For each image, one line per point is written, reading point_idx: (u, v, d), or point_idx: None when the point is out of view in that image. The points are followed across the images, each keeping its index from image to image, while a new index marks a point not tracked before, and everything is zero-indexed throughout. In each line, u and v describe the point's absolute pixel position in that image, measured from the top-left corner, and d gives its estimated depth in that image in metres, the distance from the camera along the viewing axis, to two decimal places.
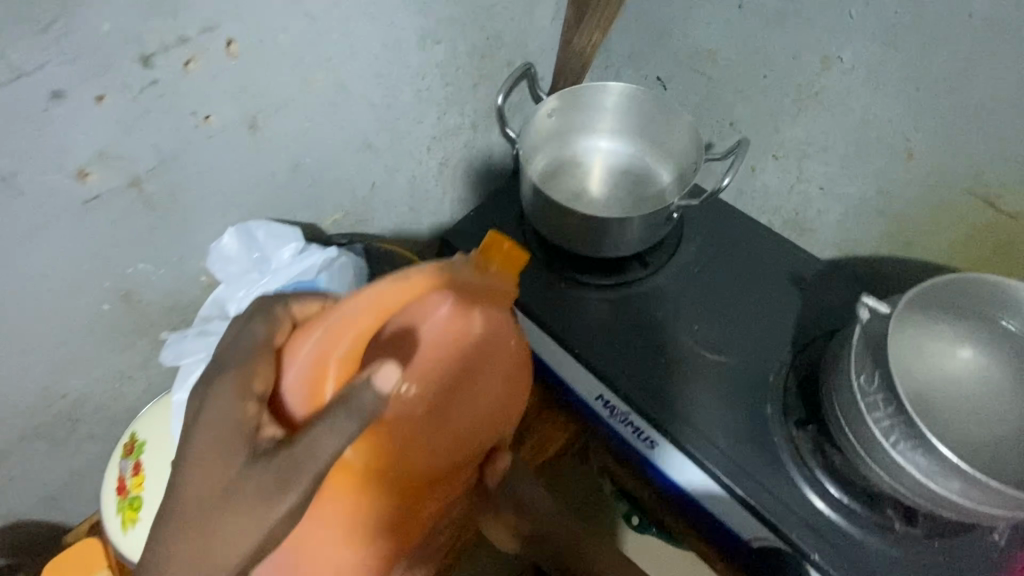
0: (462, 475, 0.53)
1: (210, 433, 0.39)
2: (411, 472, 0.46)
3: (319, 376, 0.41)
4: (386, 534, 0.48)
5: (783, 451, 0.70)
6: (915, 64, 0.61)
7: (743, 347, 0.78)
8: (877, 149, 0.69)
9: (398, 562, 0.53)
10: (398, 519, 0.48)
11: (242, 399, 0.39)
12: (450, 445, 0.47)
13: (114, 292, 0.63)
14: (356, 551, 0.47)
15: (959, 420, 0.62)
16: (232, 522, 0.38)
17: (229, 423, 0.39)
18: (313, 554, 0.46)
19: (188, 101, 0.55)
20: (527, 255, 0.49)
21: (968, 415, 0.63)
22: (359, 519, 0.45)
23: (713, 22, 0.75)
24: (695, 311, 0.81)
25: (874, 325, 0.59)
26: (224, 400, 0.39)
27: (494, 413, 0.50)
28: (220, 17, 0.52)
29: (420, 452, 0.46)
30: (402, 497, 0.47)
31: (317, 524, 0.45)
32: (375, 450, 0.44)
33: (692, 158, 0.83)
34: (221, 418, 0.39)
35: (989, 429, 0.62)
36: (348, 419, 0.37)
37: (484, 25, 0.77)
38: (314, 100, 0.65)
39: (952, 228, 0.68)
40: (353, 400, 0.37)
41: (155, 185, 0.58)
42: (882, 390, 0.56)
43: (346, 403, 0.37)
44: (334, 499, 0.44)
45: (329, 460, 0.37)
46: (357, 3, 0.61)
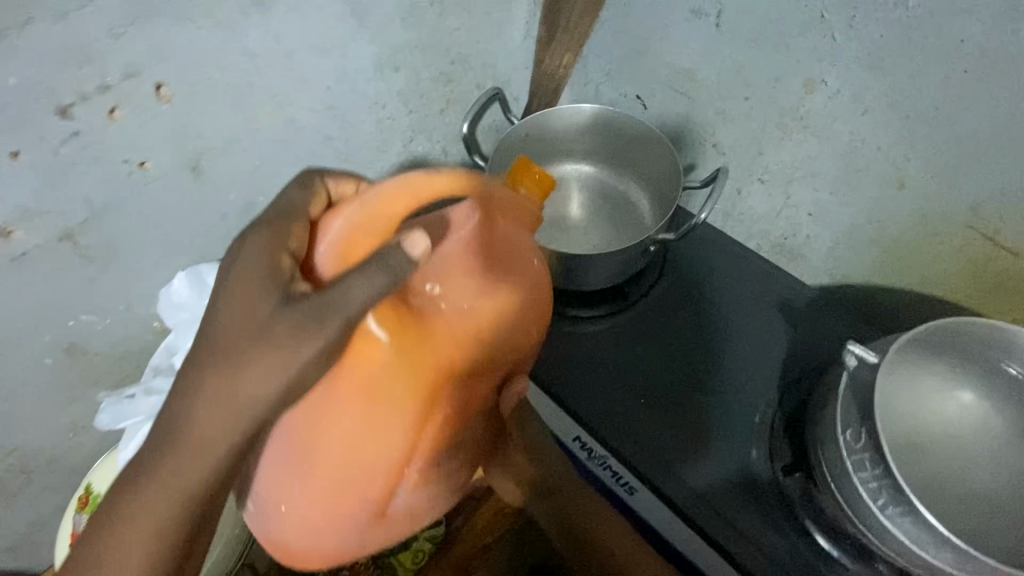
0: (477, 396, 0.51)
1: (241, 281, 0.37)
2: (429, 355, 0.44)
3: (353, 239, 0.41)
4: (396, 430, 0.45)
5: (770, 498, 0.66)
6: (905, 89, 0.57)
7: (731, 359, 0.75)
8: (867, 176, 0.65)
9: (404, 482, 0.49)
10: (409, 422, 0.45)
11: (276, 252, 0.38)
12: (468, 340, 0.46)
13: (57, 346, 0.60)
14: (365, 447, 0.45)
15: (953, 472, 0.58)
16: (251, 364, 0.35)
17: (261, 271, 0.37)
18: (320, 447, 0.44)
19: (119, 150, 0.52)
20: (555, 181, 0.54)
21: (963, 465, 0.58)
22: (369, 408, 0.44)
23: (689, 40, 0.70)
24: (692, 283, 0.81)
25: (861, 374, 0.55)
26: (258, 250, 0.38)
27: (520, 322, 0.49)
28: (144, 60, 0.49)
29: (438, 346, 0.45)
30: (417, 391, 0.45)
31: (329, 405, 0.43)
32: (393, 318, 0.42)
33: (670, 185, 0.79)
34: (253, 266, 0.37)
35: (985, 479, 0.57)
36: (382, 271, 0.36)
37: (448, 49, 0.72)
38: (264, 138, 0.62)
39: (949, 261, 0.63)
40: (388, 255, 0.36)
41: (90, 238, 0.55)
42: (870, 448, 0.52)
43: (380, 257, 0.36)
44: (349, 379, 0.43)
45: (360, 310, 0.36)
46: (301, 36, 0.57)
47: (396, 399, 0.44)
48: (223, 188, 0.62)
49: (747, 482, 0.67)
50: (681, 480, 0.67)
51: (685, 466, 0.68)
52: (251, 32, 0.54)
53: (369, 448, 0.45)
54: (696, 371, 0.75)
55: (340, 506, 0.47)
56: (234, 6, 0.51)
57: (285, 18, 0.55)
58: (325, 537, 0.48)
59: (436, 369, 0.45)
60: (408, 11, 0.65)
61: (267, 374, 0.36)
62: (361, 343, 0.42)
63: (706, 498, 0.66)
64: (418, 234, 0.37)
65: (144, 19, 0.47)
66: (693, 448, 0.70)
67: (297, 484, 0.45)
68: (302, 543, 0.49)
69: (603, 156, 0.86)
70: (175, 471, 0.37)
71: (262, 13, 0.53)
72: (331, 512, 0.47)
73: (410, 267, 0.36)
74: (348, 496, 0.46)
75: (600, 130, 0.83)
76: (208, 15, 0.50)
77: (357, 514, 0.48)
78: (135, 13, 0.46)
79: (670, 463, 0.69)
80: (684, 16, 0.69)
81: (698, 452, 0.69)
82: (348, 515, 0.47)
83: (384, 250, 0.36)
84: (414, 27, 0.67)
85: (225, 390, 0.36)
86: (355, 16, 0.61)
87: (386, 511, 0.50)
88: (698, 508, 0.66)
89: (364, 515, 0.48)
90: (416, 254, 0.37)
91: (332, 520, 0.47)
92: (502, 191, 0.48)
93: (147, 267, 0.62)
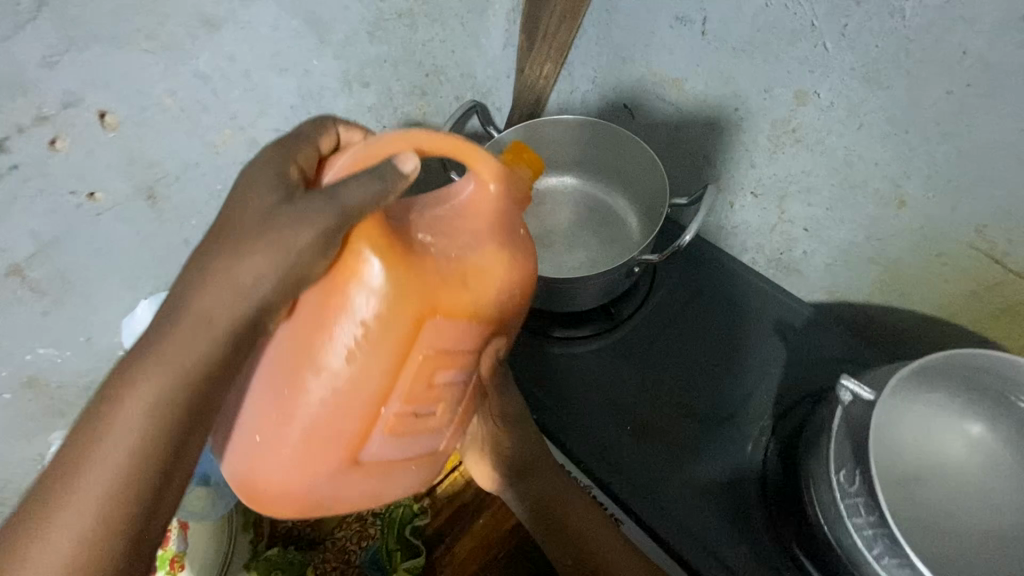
0: (466, 365, 0.45)
1: (249, 182, 0.37)
2: (416, 278, 0.40)
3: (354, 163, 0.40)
4: (375, 357, 0.40)
5: (758, 525, 0.63)
6: (903, 102, 0.53)
7: (729, 372, 0.72)
8: (863, 192, 0.61)
9: (376, 447, 0.43)
10: (389, 353, 0.40)
11: (284, 160, 0.39)
12: (456, 277, 0.41)
13: (16, 380, 0.58)
14: (343, 365, 0.40)
15: (955, 511, 0.54)
16: (237, 254, 0.34)
17: (271, 172, 0.37)
18: (294, 383, 0.40)
19: (64, 180, 0.49)
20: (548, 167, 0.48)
21: (968, 505, 0.55)
22: (351, 324, 0.39)
23: (676, 49, 0.67)
24: (690, 288, 0.78)
25: (854, 410, 0.52)
26: (268, 159, 0.38)
27: (507, 292, 0.44)
28: (87, 88, 0.46)
29: (421, 290, 0.40)
30: (398, 318, 0.39)
31: (312, 316, 0.40)
32: (379, 236, 0.39)
33: (659, 200, 0.75)
34: (263, 168, 0.38)
35: (993, 519, 0.54)
36: (377, 175, 0.37)
37: (421, 62, 0.70)
38: (226, 161, 0.59)
39: (952, 281, 0.60)
40: (382, 167, 0.38)
41: (41, 270, 0.53)
42: (863, 493, 0.48)
43: (377, 167, 0.38)
44: (335, 291, 0.39)
45: (346, 212, 0.36)
46: (261, 56, 0.55)
47: (377, 320, 0.39)
48: (183, 215, 0.59)
49: (734, 492, 0.65)
50: (664, 494, 0.65)
51: (674, 476, 0.66)
52: (202, 54, 0.51)
53: (346, 368, 0.40)
54: (693, 377, 0.72)
55: (311, 438, 0.41)
56: (182, 28, 0.48)
57: (240, 38, 0.52)
58: (292, 481, 0.43)
59: (421, 297, 0.40)
60: (375, 24, 0.62)
61: (236, 299, 0.34)
62: (347, 258, 0.39)
63: (693, 508, 0.64)
64: (410, 153, 0.38)
65: (82, 45, 0.44)
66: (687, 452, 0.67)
67: (271, 406, 0.41)
68: (269, 480, 0.43)
69: (589, 167, 0.83)
70: (118, 450, 0.32)
71: (214, 33, 0.51)
72: (302, 440, 0.42)
73: (401, 180, 0.38)
74: (321, 428, 0.41)
75: (585, 139, 0.79)
76: (153, 38, 0.47)
77: (328, 454, 0.42)
78: (70, 40, 0.43)
79: (655, 469, 0.66)
80: (669, 24, 0.66)
81: (687, 466, 0.67)
82: (319, 452, 0.42)
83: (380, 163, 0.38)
84: (384, 41, 0.64)
85: (185, 346, 0.33)
86: (318, 33, 0.58)
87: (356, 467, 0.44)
88: (678, 507, 0.64)
89: (335, 459, 0.42)
90: (407, 169, 0.38)
91: (302, 454, 0.42)
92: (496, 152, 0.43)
93: (107, 298, 0.60)
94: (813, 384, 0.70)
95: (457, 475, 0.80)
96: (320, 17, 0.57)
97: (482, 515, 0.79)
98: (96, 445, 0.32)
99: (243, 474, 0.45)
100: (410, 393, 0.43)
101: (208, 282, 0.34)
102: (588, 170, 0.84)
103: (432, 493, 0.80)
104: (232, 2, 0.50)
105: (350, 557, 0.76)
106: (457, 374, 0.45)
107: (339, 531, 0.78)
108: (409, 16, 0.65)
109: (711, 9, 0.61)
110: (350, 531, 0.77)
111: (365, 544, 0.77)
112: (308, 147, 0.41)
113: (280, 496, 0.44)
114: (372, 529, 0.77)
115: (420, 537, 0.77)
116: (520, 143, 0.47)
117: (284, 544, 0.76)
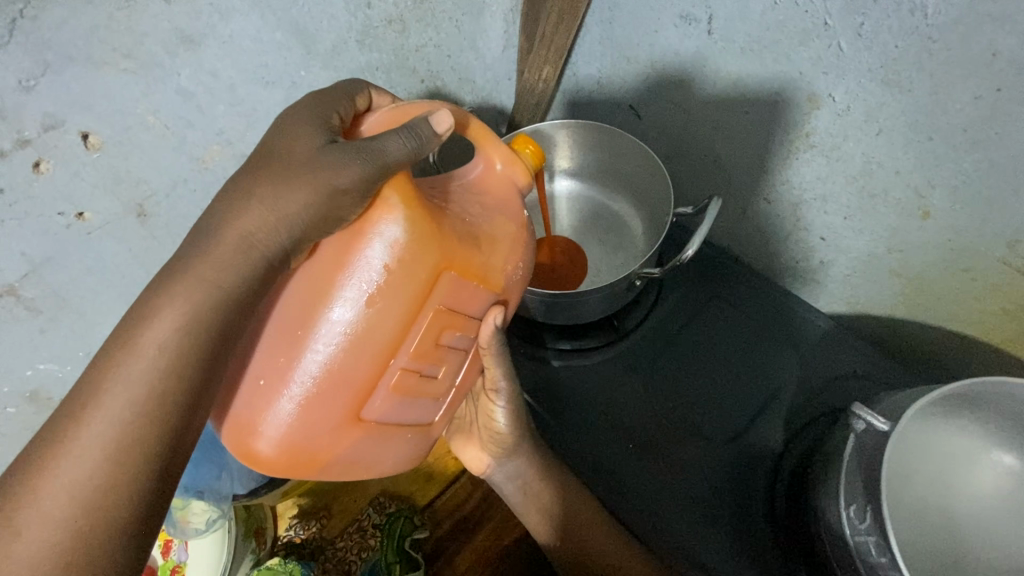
0: (466, 326, 0.48)
1: (296, 121, 0.41)
2: (438, 231, 0.42)
3: (387, 123, 0.45)
4: (393, 304, 0.42)
5: (764, 533, 0.61)
6: (928, 107, 0.49)
7: (742, 365, 0.70)
8: (884, 202, 0.57)
9: (381, 395, 0.45)
10: (402, 306, 0.42)
11: (327, 110, 0.43)
12: (468, 240, 0.44)
13: (17, 395, 0.59)
14: (364, 310, 0.41)
15: (986, 543, 0.50)
16: (284, 194, 0.38)
17: (313, 120, 0.42)
18: (305, 323, 0.41)
19: (50, 202, 0.49)
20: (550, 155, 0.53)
21: (983, 540, 0.50)
22: (373, 270, 0.41)
23: (681, 48, 0.63)
24: (705, 280, 0.75)
25: (867, 440, 0.48)
26: (311, 106, 0.42)
27: (507, 261, 0.48)
28: (65, 110, 0.45)
29: (437, 238, 0.42)
30: (419, 267, 0.42)
31: (335, 259, 0.41)
32: (409, 190, 0.41)
33: (665, 206, 0.72)
34: (302, 114, 0.42)
35: (1007, 556, 0.49)
36: (414, 134, 0.41)
37: (414, 68, 0.68)
38: (217, 177, 0.58)
39: (982, 298, 0.56)
40: (417, 126, 0.42)
41: (33, 290, 0.52)
42: (874, 531, 0.45)
43: (413, 124, 0.42)
44: (360, 239, 0.41)
45: (391, 157, 0.40)
46: (245, 69, 0.54)
47: (400, 268, 0.41)
48: (175, 231, 0.59)
49: (746, 484, 0.63)
50: (665, 485, 0.64)
51: (678, 462, 0.65)
52: (182, 71, 0.50)
53: (367, 313, 0.41)
54: (707, 367, 0.70)
55: (322, 384, 0.42)
56: (160, 45, 0.47)
57: (222, 53, 0.51)
58: (298, 427, 0.43)
59: (440, 251, 0.42)
60: (364, 32, 0.61)
61: (223, 285, 0.37)
62: (373, 207, 0.41)
63: (692, 500, 0.63)
64: (445, 113, 0.43)
65: (59, 66, 0.44)
66: (693, 438, 0.66)
67: (285, 350, 0.42)
68: (266, 429, 0.43)
69: (594, 173, 0.80)
70: (141, 386, 0.35)
71: (194, 49, 0.49)
72: (312, 386, 0.42)
73: (433, 140, 0.42)
74: (334, 375, 0.42)
75: (590, 143, 0.75)
76: (130, 57, 0.46)
77: (335, 402, 0.43)
78: (46, 62, 0.43)
79: (661, 457, 0.65)
80: (673, 23, 0.62)
81: (694, 455, 0.65)
82: (326, 402, 0.43)
83: (414, 122, 0.42)
84: (374, 49, 0.63)
85: (183, 314, 0.36)
86: (304, 43, 0.57)
87: (360, 417, 0.45)
88: (677, 495, 0.63)
89: (340, 409, 0.43)
90: (440, 130, 0.42)
91: (309, 402, 0.42)
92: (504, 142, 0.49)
93: (103, 315, 0.59)
94: (831, 402, 0.66)
95: (457, 487, 0.80)
96: (305, 28, 0.56)
97: (479, 532, 0.78)
98: (104, 399, 0.35)
99: (237, 424, 0.44)
100: (418, 343, 0.44)
101: (219, 240, 0.37)
102: (593, 177, 0.81)
103: (430, 506, 0.80)
104: (212, 17, 0.49)
105: (350, 568, 0.76)
106: (458, 337, 0.48)
107: (340, 542, 0.78)
108: (400, 22, 0.63)
109: (716, 7, 0.57)
110: (350, 542, 0.78)
111: (365, 555, 0.76)
112: (348, 103, 0.45)
113: (273, 448, 0.44)
114: (372, 541, 0.77)
115: (419, 550, 0.76)
116: (527, 137, 0.51)
117: (286, 555, 0.76)
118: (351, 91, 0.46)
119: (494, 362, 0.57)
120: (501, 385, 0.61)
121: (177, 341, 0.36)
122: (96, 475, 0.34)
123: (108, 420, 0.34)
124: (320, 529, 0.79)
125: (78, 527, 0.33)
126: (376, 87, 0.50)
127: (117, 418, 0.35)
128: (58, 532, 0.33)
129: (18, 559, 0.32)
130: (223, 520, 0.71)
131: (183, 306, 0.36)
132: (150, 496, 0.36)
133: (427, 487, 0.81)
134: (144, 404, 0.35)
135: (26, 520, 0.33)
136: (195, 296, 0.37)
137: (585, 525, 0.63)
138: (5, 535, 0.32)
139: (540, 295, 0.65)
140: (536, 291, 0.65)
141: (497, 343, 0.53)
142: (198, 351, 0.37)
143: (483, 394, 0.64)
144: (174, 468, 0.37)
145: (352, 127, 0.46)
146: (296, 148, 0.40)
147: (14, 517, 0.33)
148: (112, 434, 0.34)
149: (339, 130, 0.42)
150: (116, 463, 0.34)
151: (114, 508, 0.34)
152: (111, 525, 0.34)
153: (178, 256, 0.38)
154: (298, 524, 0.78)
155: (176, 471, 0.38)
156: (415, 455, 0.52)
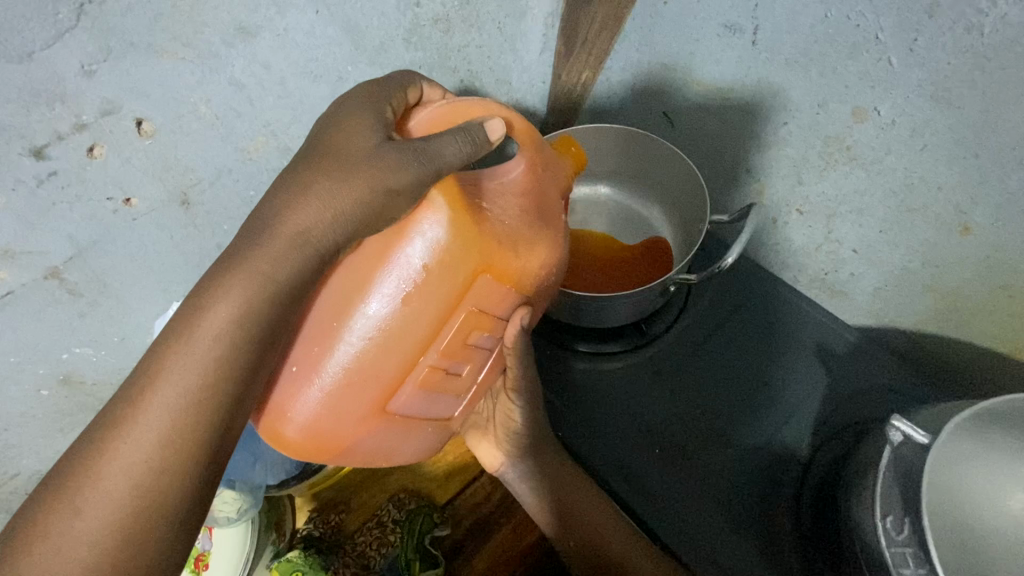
0: (496, 326, 0.48)
1: (353, 116, 0.43)
2: (479, 234, 0.43)
3: (436, 121, 0.47)
4: (429, 303, 0.43)
5: (785, 546, 0.60)
6: (977, 125, 0.49)
7: (763, 374, 0.70)
8: (923, 216, 0.58)
9: (406, 388, 0.46)
10: (438, 304, 0.43)
11: (379, 104, 0.45)
12: (508, 245, 0.45)
13: (52, 379, 0.59)
14: (399, 306, 0.43)
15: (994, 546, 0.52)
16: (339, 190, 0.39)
17: (374, 116, 0.44)
18: (342, 314, 0.43)
19: (100, 186, 0.49)
20: (590, 160, 0.55)
21: (998, 555, 0.52)
22: (408, 270, 0.43)
23: (724, 58, 0.64)
24: (727, 288, 0.76)
25: (905, 452, 0.49)
26: (370, 104, 0.45)
27: (543, 266, 0.47)
28: (122, 97, 0.46)
29: (476, 240, 0.43)
30: (455, 270, 0.43)
31: (375, 255, 0.43)
32: (454, 193, 0.43)
33: (696, 212, 0.73)
34: (360, 109, 0.44)
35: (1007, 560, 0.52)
36: (469, 138, 0.43)
37: (456, 68, 0.69)
38: (260, 168, 0.59)
39: (1016, 316, 0.57)
40: (473, 131, 0.43)
41: (77, 273, 0.52)
42: (912, 543, 0.45)
43: (467, 129, 0.43)
44: (401, 237, 0.43)
45: (448, 159, 0.41)
46: (296, 61, 0.54)
47: (438, 269, 0.43)
48: (215, 220, 0.59)
49: (767, 493, 0.63)
50: (679, 493, 0.63)
51: (694, 471, 0.65)
52: (237, 62, 0.50)
53: (396, 313, 0.43)
54: (727, 376, 0.70)
55: (353, 376, 0.44)
56: (218, 36, 0.48)
57: (277, 46, 0.52)
58: (326, 415, 0.44)
59: (477, 255, 0.43)
60: (411, 31, 0.61)
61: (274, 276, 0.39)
62: (417, 210, 0.43)
63: (708, 505, 0.63)
64: (498, 120, 0.44)
65: (121, 52, 0.44)
66: (711, 445, 0.66)
67: (320, 342, 0.43)
68: (296, 415, 0.44)
69: (626, 179, 0.81)
70: (195, 375, 0.38)
71: (250, 40, 0.50)
72: (343, 376, 0.43)
73: (485, 146, 0.44)
74: (365, 367, 0.44)
75: (621, 149, 0.76)
76: (190, 47, 0.47)
77: (363, 394, 0.44)
78: (109, 48, 0.43)
79: (676, 465, 0.65)
80: (717, 33, 0.64)
81: (710, 464, 0.65)
82: (354, 393, 0.44)
83: (470, 126, 0.43)
84: (419, 47, 0.63)
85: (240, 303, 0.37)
86: (355, 40, 0.57)
87: (387, 409, 0.46)
88: (690, 502, 0.63)
89: (367, 400, 0.45)
90: (492, 137, 0.44)
91: (339, 392, 0.44)
92: (544, 146, 0.49)
93: (140, 301, 0.60)
94: (857, 413, 0.66)
95: (478, 486, 0.81)
96: (356, 24, 0.56)
97: (497, 531, 0.78)
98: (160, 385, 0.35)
99: (267, 409, 0.45)
100: (448, 338, 0.45)
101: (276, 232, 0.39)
102: (622, 180, 0.81)
103: (450, 504, 0.80)
104: (270, 10, 0.49)
105: (369, 563, 0.76)
106: (486, 337, 0.48)
107: (359, 537, 0.78)
108: (445, 22, 0.64)
109: (763, 18, 0.58)
110: (370, 537, 0.78)
111: (384, 551, 0.76)
112: (401, 96, 0.47)
113: (299, 432, 0.45)
114: (392, 536, 0.77)
115: (438, 547, 0.77)
116: (571, 138, 0.56)
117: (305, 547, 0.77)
118: (403, 85, 0.49)
119: (520, 362, 0.56)
120: (524, 383, 0.61)
121: (234, 324, 0.39)
122: (157, 451, 0.36)
123: (166, 403, 0.37)
124: (338, 523, 0.79)
125: (145, 499, 0.36)
126: (428, 80, 0.52)
127: (173, 405, 0.37)
128: (120, 507, 0.35)
129: (81, 532, 0.34)
130: (252, 512, 0.72)
131: (244, 289, 0.39)
132: (202, 475, 0.38)
133: (446, 486, 0.81)
134: (201, 388, 0.38)
135: (89, 495, 0.35)
136: (254, 280, 0.39)
137: (606, 530, 0.62)
138: (74, 501, 0.35)
139: (573, 296, 0.65)
140: (569, 294, 0.65)
141: (524, 345, 0.54)
142: (253, 336, 0.39)
143: (504, 392, 0.63)
144: (225, 451, 0.40)
145: (403, 119, 0.48)
146: (357, 146, 0.42)
147: (83, 484, 0.35)
148: (168, 420, 0.37)
149: (391, 124, 0.45)
150: (174, 443, 0.37)
151: (173, 481, 0.37)
152: (168, 502, 0.37)
153: (236, 246, 0.40)
154: (315, 518, 0.79)
155: (223, 457, 0.40)
156: (436, 445, 0.54)
